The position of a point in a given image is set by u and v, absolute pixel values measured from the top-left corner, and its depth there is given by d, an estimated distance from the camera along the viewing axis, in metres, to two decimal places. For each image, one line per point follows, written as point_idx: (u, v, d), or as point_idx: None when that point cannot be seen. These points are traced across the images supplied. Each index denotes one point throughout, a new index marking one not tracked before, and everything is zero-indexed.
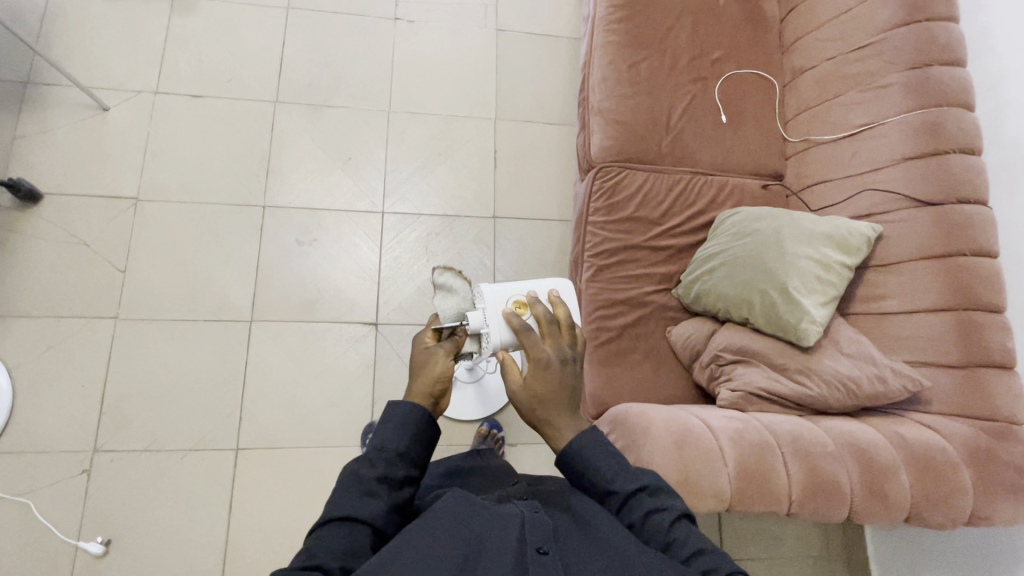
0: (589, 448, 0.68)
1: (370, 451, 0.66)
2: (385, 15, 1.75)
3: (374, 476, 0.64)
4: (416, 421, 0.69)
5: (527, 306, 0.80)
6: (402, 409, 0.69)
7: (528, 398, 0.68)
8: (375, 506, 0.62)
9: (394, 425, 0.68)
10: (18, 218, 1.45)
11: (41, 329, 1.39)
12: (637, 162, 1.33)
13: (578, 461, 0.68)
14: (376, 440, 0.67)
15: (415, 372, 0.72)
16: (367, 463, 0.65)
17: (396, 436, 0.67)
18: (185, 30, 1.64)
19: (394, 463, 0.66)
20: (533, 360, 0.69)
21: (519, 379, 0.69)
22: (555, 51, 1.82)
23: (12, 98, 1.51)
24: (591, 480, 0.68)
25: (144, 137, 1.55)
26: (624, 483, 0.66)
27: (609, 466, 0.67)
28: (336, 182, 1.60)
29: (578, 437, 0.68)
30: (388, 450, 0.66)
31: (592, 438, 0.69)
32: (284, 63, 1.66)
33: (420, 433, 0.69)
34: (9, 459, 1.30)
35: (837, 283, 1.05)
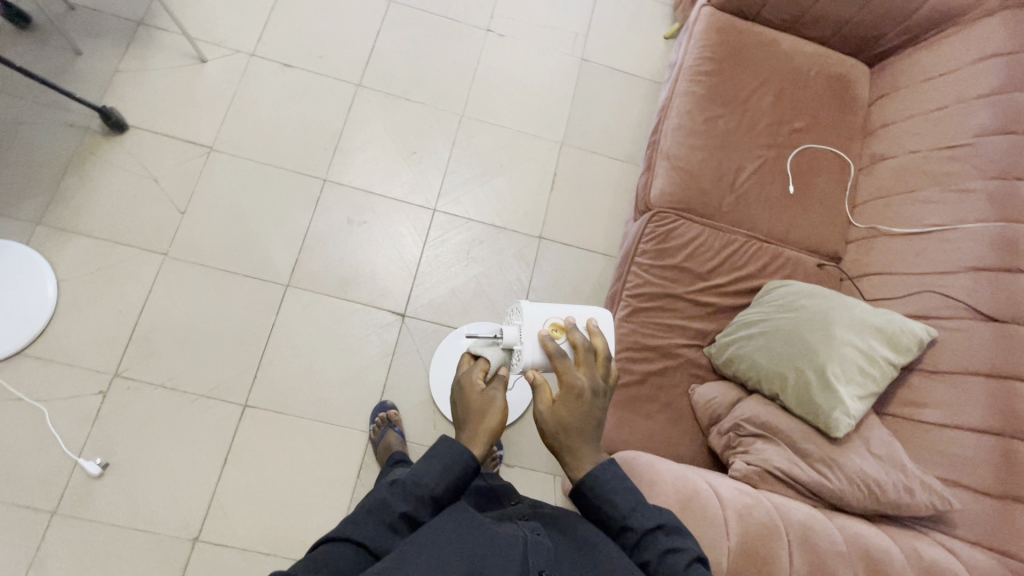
0: (607, 478, 0.67)
1: (407, 484, 0.65)
2: (479, 25, 1.81)
3: (401, 512, 0.63)
4: (458, 469, 0.66)
5: (563, 331, 0.78)
6: (453, 452, 0.66)
7: (554, 424, 0.67)
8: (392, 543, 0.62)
9: (438, 466, 0.66)
10: (101, 143, 1.53)
11: (95, 250, 1.46)
12: (695, 214, 1.32)
13: (595, 492, 0.67)
14: (415, 475, 0.65)
15: (474, 417, 0.69)
16: (400, 495, 0.64)
17: (435, 478, 0.65)
18: (292, 3, 1.73)
19: (425, 503, 0.64)
20: (565, 387, 0.68)
21: (548, 402, 0.69)
22: (633, 91, 1.84)
23: (123, 34, 1.61)
24: (606, 512, 0.67)
25: (231, 93, 1.63)
26: (641, 519, 0.65)
27: (625, 501, 0.67)
28: (397, 172, 1.64)
29: (596, 468, 0.68)
30: (423, 489, 0.64)
31: (610, 472, 0.68)
32: (374, 51, 1.73)
33: (459, 481, 0.67)
34: (36, 364, 1.36)
35: (879, 379, 1.01)
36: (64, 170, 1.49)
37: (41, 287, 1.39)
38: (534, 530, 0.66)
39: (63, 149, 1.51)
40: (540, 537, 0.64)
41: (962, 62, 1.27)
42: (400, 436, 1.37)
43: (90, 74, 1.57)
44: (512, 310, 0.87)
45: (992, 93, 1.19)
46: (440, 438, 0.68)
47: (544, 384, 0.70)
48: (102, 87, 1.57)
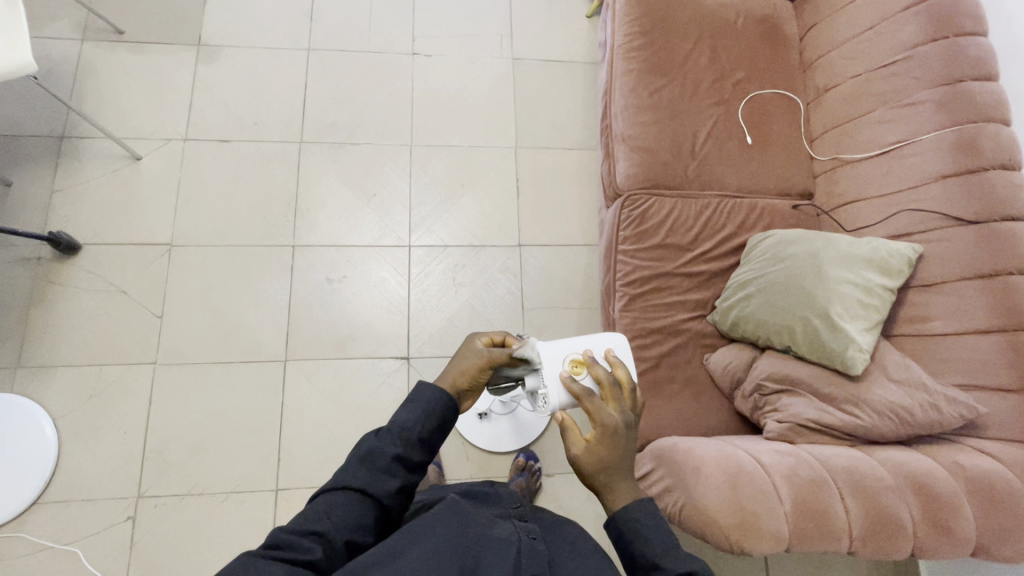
0: (644, 516, 0.67)
1: (393, 428, 0.71)
2: (403, 51, 1.78)
3: (393, 456, 0.68)
4: (439, 410, 0.74)
5: (583, 365, 0.81)
6: (431, 396, 0.74)
7: (592, 464, 0.69)
8: (389, 484, 0.67)
9: (421, 409, 0.73)
10: (58, 269, 1.48)
11: (84, 378, 1.42)
12: (664, 189, 1.33)
13: (629, 527, 0.67)
14: (401, 420, 0.71)
15: (453, 363, 0.80)
16: (387, 439, 0.70)
17: (419, 420, 0.72)
18: (211, 78, 1.68)
19: (414, 445, 0.71)
20: (600, 426, 0.70)
21: (584, 443, 0.70)
22: (571, 76, 1.83)
23: (50, 153, 1.56)
24: (639, 552, 0.65)
25: (175, 184, 1.58)
26: (673, 560, 0.63)
27: (658, 539, 0.65)
28: (363, 218, 1.62)
29: (633, 503, 0.68)
30: (410, 430, 0.71)
31: (644, 509, 0.67)
32: (307, 104, 1.70)
33: (439, 421, 0.74)
34: (56, 508, 1.32)
35: (880, 307, 1.03)
36: (28, 307, 1.44)
37: (39, 430, 1.35)
38: (531, 534, 0.74)
39: (20, 285, 1.46)
40: (535, 542, 0.71)
41: None
42: (438, 469, 1.37)
43: (27, 203, 1.51)
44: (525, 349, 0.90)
45: (915, 3, 1.22)
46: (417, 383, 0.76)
47: (574, 425, 0.72)
48: (44, 213, 1.51)
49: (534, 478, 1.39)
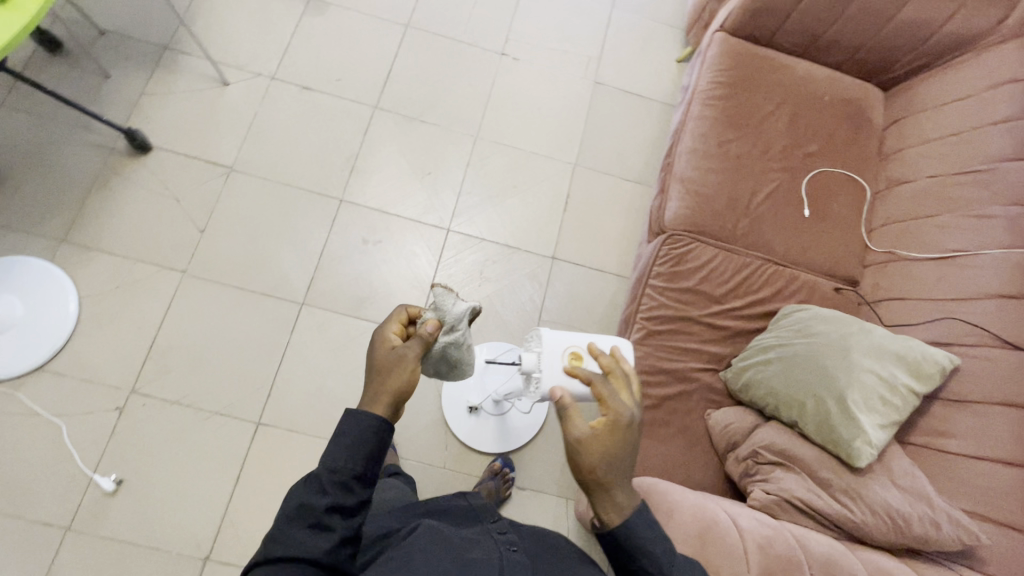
0: (645, 531, 0.70)
1: (320, 475, 0.71)
2: (493, 49, 1.84)
3: (325, 507, 0.68)
4: (370, 445, 0.74)
5: (582, 360, 0.83)
6: (359, 429, 0.73)
7: (595, 452, 0.68)
8: (327, 539, 0.67)
9: (349, 447, 0.73)
10: (125, 163, 1.56)
11: (116, 268, 1.48)
12: (708, 236, 1.32)
13: (634, 548, 0.69)
14: (330, 464, 0.71)
15: (379, 373, 0.79)
16: (318, 491, 0.69)
17: (349, 459, 0.72)
18: (312, 29, 1.77)
19: (346, 488, 0.71)
20: (610, 414, 0.69)
21: (592, 431, 0.69)
22: (646, 113, 1.85)
23: (150, 59, 1.66)
24: (647, 567, 0.69)
25: (251, 115, 1.66)
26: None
27: (665, 557, 0.69)
28: (412, 192, 1.66)
29: (632, 514, 0.70)
30: (341, 472, 0.71)
31: (645, 523, 0.70)
32: (391, 75, 1.76)
33: (370, 453, 0.74)
34: (55, 380, 1.37)
35: (900, 407, 0.99)
36: (88, 190, 1.53)
37: (63, 304, 1.42)
38: (509, 546, 0.78)
39: (87, 169, 1.54)
40: (517, 556, 0.76)
41: (980, 86, 1.26)
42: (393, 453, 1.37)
43: (117, 98, 1.62)
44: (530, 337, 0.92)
45: (1010, 118, 1.19)
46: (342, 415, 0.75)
47: (576, 407, 0.71)
48: (129, 110, 1.61)
49: (506, 484, 1.37)
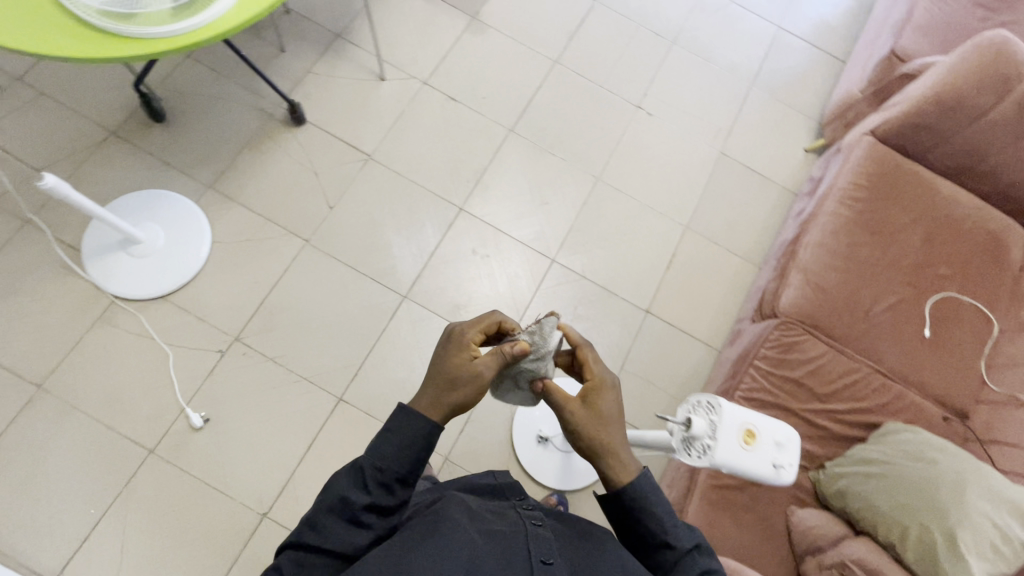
0: (647, 491, 0.78)
1: (362, 471, 0.76)
2: (631, 100, 1.90)
3: (361, 505, 0.75)
4: (413, 447, 0.76)
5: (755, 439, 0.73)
6: (406, 430, 0.76)
7: (598, 427, 0.78)
8: (360, 534, 0.75)
9: (393, 447, 0.76)
10: (279, 129, 1.67)
11: (249, 222, 1.58)
12: (822, 332, 1.31)
13: (638, 506, 0.77)
14: (373, 461, 0.75)
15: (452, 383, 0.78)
16: (357, 487, 0.75)
17: (391, 459, 0.76)
18: (470, 46, 1.87)
19: (384, 487, 0.76)
20: (593, 383, 0.82)
21: (577, 401, 0.80)
22: (766, 192, 1.86)
23: (323, 42, 1.79)
24: (648, 525, 0.77)
25: (398, 111, 1.75)
26: (679, 538, 0.77)
27: (667, 520, 0.77)
28: (527, 217, 1.72)
29: (638, 476, 0.78)
30: (382, 472, 0.76)
31: (646, 482, 0.78)
32: (532, 103, 1.84)
33: (411, 458, 0.76)
34: (174, 311, 1.47)
35: (1008, 556, 1.00)
36: (242, 146, 1.64)
37: (197, 245, 1.52)
38: (536, 520, 0.84)
39: (245, 126, 1.65)
40: (541, 530, 0.81)
41: None
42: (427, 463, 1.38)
43: (286, 70, 1.74)
44: (696, 400, 0.78)
45: None
46: (392, 413, 0.77)
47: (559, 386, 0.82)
48: (293, 83, 1.73)
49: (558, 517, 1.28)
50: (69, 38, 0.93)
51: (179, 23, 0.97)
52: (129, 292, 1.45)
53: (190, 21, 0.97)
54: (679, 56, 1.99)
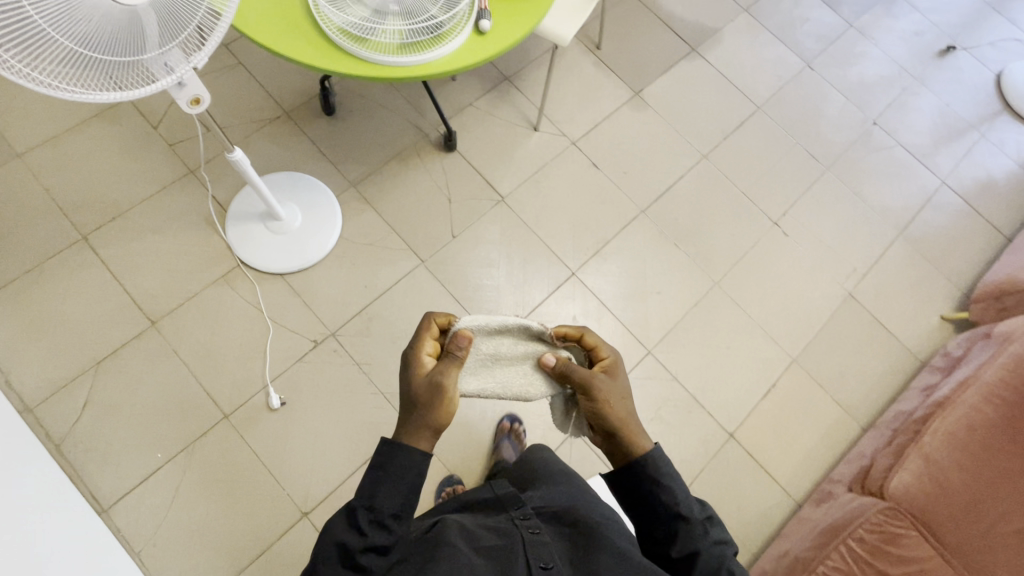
0: (661, 466, 0.83)
1: (357, 515, 0.76)
2: (769, 215, 1.84)
3: (361, 547, 0.74)
4: (406, 483, 0.78)
5: None
6: (400, 468, 0.78)
7: (616, 401, 0.86)
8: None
9: (388, 485, 0.77)
10: (428, 150, 1.74)
11: (376, 228, 1.64)
12: (932, 532, 1.19)
13: (654, 481, 0.82)
14: (365, 502, 0.76)
15: (420, 404, 0.82)
16: (353, 532, 0.75)
17: (385, 498, 0.77)
18: (626, 120, 1.89)
19: (381, 526, 0.76)
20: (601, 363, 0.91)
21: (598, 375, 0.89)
22: (888, 349, 1.74)
23: (491, 79, 1.86)
24: (661, 499, 0.82)
25: (541, 163, 1.79)
26: (691, 510, 0.81)
27: (679, 493, 0.82)
28: (635, 301, 1.68)
29: (652, 449, 0.84)
30: (377, 510, 0.76)
31: (658, 457, 0.83)
32: (670, 190, 1.82)
33: (405, 492, 0.78)
34: (286, 291, 1.54)
35: None
36: (391, 156, 1.71)
37: (327, 236, 1.59)
38: (533, 526, 0.89)
39: (400, 138, 1.73)
40: (539, 536, 0.87)
41: None
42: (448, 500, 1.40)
43: (451, 97, 1.82)
44: None
45: None
46: (382, 451, 0.79)
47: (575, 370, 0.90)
48: (454, 110, 1.80)
49: None
50: (307, 46, 1.02)
51: (401, 57, 1.03)
52: (254, 261, 1.53)
53: (411, 58, 1.04)
54: (830, 183, 1.92)
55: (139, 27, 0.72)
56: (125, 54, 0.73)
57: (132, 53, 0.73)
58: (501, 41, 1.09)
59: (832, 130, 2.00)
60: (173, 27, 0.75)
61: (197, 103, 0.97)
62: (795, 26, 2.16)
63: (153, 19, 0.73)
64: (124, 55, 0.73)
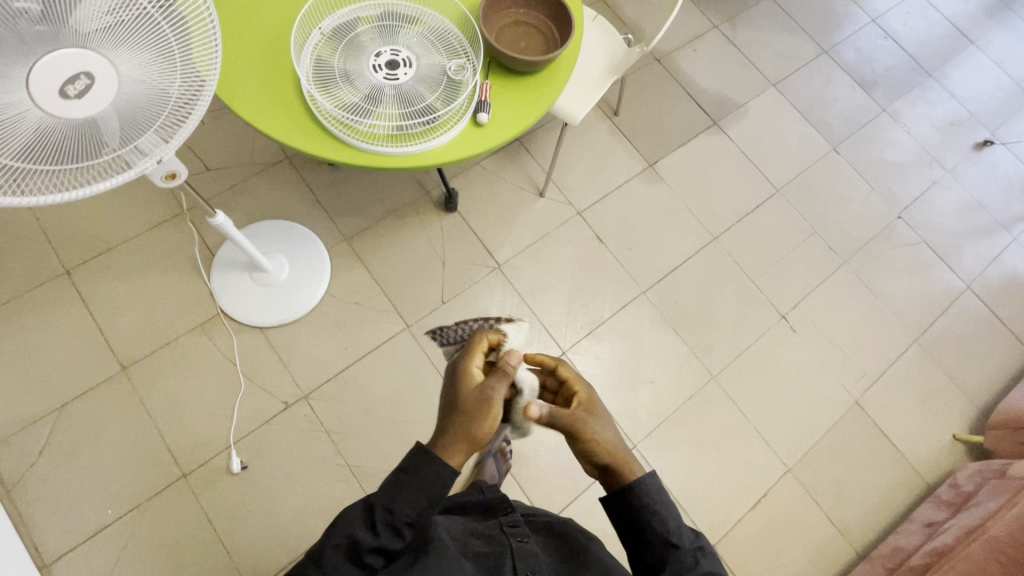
0: (655, 493, 0.81)
1: (376, 514, 0.74)
2: (778, 308, 1.75)
3: (370, 546, 0.72)
4: (429, 497, 0.75)
5: None
6: (430, 479, 0.75)
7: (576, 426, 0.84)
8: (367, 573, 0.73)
9: (412, 493, 0.75)
10: (428, 208, 1.69)
11: (365, 287, 1.58)
12: None
13: (646, 506, 0.80)
14: (387, 504, 0.74)
15: (467, 415, 0.79)
16: (368, 528, 0.73)
17: (406, 504, 0.75)
18: (636, 193, 1.82)
19: (394, 531, 0.74)
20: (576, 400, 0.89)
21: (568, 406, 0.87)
22: (891, 466, 1.62)
23: None
24: (653, 527, 0.79)
25: (543, 232, 1.72)
26: (682, 538, 0.79)
27: (673, 521, 0.79)
28: (625, 389, 1.60)
29: (648, 475, 0.81)
30: (394, 515, 0.74)
31: (653, 483, 0.81)
32: (674, 272, 1.74)
33: (423, 505, 0.75)
34: (263, 346, 1.49)
35: None
36: (389, 212, 1.67)
37: (311, 291, 1.54)
38: (522, 536, 0.94)
39: (400, 194, 1.69)
40: (527, 546, 0.92)
41: None
42: None
43: None
44: None
45: None
46: (411, 456, 0.76)
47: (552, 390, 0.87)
48: (459, 169, 1.75)
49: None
50: (290, 125, 0.97)
51: (387, 146, 0.98)
52: (235, 312, 1.49)
53: (398, 147, 0.98)
54: (846, 278, 1.82)
55: (94, 135, 0.65)
56: (72, 163, 0.64)
57: (80, 162, 0.65)
58: (495, 133, 1.04)
59: (853, 220, 1.91)
60: (133, 134, 0.68)
61: (173, 178, 0.92)
62: (824, 107, 2.08)
63: (111, 124, 0.66)
64: (71, 165, 0.64)
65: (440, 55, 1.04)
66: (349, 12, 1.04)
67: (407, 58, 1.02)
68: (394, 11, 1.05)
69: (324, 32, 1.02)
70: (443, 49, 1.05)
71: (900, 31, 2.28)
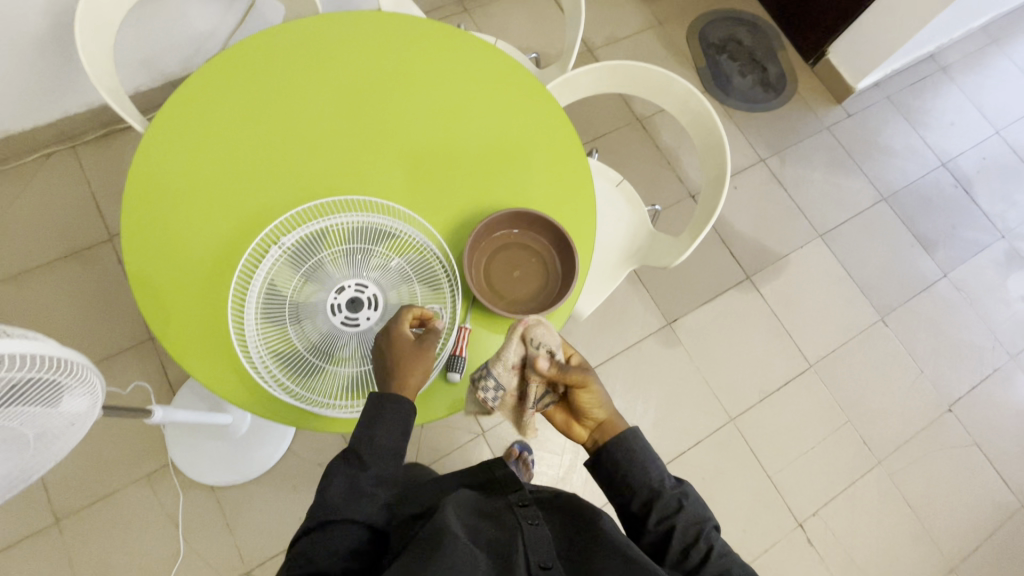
0: (634, 448, 0.80)
1: (360, 446, 0.74)
2: (795, 513, 1.54)
3: (365, 476, 0.74)
4: (406, 419, 0.76)
5: None
6: (401, 411, 0.76)
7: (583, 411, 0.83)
8: (366, 506, 0.74)
9: (393, 424, 0.75)
10: None
11: (333, 445, 1.44)
12: None
13: (626, 461, 0.79)
14: (366, 436, 0.74)
15: (410, 367, 0.76)
16: (356, 461, 0.75)
17: (385, 431, 0.75)
18: (649, 355, 1.63)
19: (381, 457, 0.75)
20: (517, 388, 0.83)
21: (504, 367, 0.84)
22: None
23: None
24: (637, 479, 0.78)
25: None
26: (664, 487, 0.77)
27: (653, 470, 0.79)
28: None
29: (625, 432, 0.80)
30: (377, 443, 0.74)
31: (633, 436, 0.80)
32: (680, 458, 1.55)
33: (403, 432, 0.76)
34: (212, 506, 1.36)
35: None
36: None
37: (271, 449, 1.39)
38: (533, 519, 0.80)
39: None
40: (539, 529, 0.78)
41: None
42: None
43: None
44: None
45: None
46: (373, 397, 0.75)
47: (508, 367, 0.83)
48: None
49: None
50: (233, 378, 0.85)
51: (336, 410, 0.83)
52: (185, 465, 1.36)
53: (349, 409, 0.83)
54: (878, 483, 1.60)
55: None
56: None
57: None
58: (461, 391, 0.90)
59: (894, 410, 1.68)
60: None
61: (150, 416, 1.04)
62: (876, 266, 1.85)
63: None
64: None
65: (416, 289, 0.89)
66: (316, 227, 0.88)
67: (373, 296, 0.86)
68: (366, 229, 0.89)
69: (284, 250, 0.87)
70: (419, 282, 0.89)
71: (973, 180, 2.04)
